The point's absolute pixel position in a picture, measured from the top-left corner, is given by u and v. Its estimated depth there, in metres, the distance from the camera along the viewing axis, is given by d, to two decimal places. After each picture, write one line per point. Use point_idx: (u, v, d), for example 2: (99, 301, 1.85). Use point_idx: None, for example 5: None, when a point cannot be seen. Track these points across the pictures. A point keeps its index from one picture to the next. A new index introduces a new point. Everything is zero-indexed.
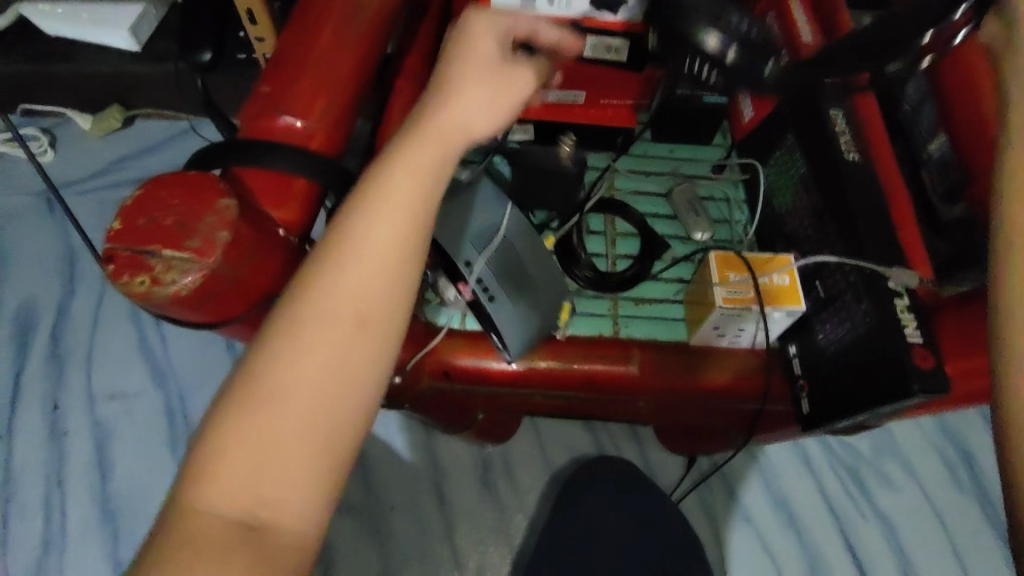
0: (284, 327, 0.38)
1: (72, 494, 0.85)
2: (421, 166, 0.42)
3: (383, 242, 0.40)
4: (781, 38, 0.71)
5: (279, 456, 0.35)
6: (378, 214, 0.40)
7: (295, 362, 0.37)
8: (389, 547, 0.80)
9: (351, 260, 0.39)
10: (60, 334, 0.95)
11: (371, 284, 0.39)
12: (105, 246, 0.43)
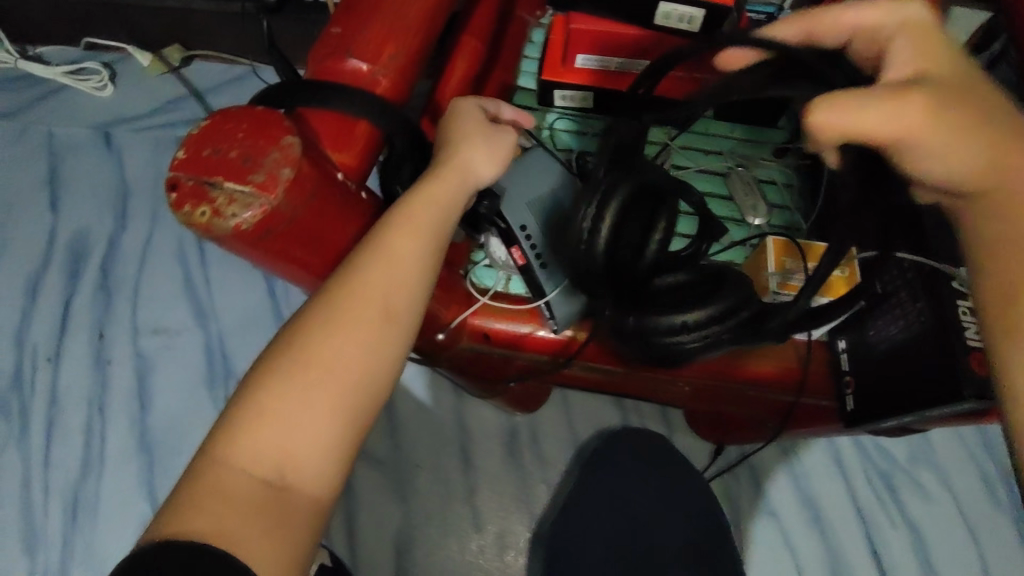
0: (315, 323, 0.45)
1: (113, 422, 0.88)
2: (446, 197, 0.49)
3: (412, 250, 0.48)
4: None
5: (307, 423, 0.42)
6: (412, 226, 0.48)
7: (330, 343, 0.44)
8: (413, 503, 0.82)
9: (380, 270, 0.46)
10: (110, 266, 0.98)
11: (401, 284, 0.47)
12: (171, 174, 0.43)
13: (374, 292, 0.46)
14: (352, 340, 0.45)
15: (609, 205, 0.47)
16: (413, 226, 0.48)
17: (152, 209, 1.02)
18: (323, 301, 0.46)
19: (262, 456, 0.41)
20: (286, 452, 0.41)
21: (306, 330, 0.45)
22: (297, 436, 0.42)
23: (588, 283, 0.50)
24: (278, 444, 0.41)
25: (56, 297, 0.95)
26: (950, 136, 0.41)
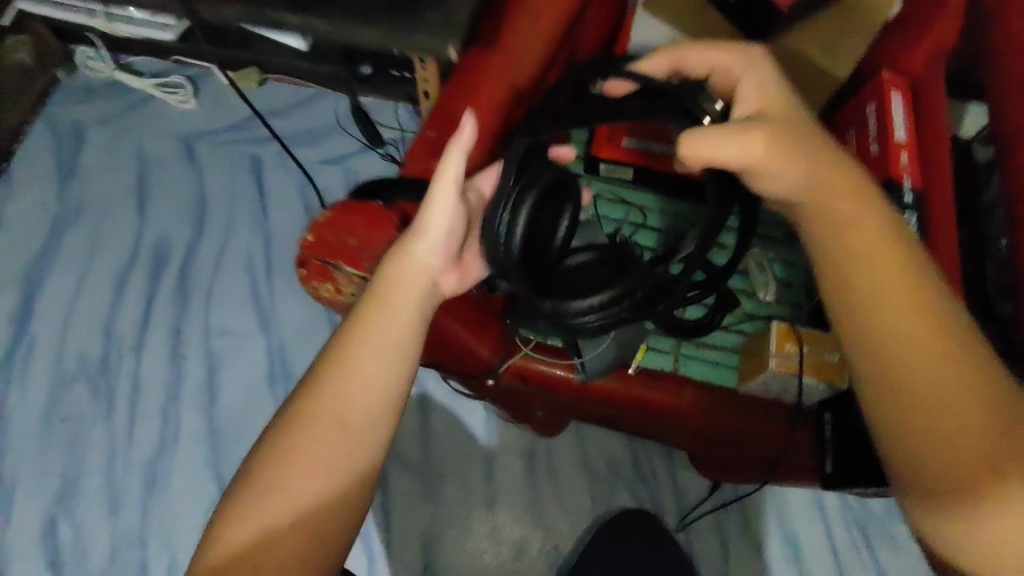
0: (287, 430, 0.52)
1: (184, 411, 1.00)
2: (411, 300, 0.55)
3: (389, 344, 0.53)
4: (874, 130, 0.74)
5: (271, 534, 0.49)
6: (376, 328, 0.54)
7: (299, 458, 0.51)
8: (441, 508, 0.93)
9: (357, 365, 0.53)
10: (188, 270, 1.10)
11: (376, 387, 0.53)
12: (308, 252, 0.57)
13: (350, 393, 0.52)
14: (330, 440, 0.51)
15: (518, 203, 0.54)
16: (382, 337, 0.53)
17: (224, 221, 1.14)
18: (309, 400, 0.52)
19: (269, 570, 0.48)
20: (287, 558, 0.49)
21: (288, 434, 0.52)
22: (291, 541, 0.49)
23: (506, 264, 0.55)
24: (276, 552, 0.49)
25: (139, 295, 1.08)
26: (841, 250, 0.54)
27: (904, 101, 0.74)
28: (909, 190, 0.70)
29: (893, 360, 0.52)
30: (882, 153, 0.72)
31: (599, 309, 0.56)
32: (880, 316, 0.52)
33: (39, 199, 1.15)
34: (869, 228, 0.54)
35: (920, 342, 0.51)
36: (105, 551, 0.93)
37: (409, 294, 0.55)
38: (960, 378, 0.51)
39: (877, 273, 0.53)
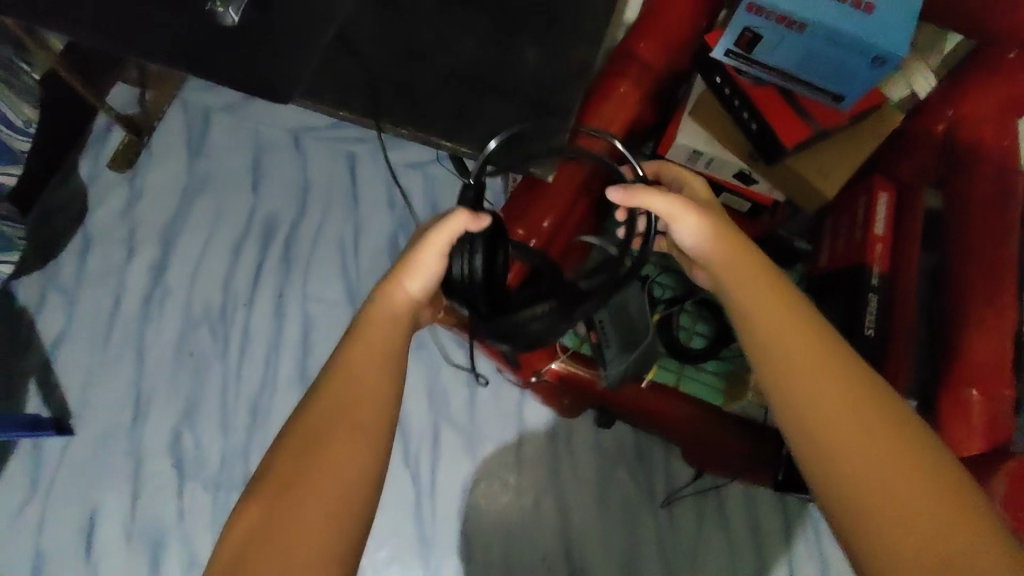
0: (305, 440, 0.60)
1: (284, 359, 1.26)
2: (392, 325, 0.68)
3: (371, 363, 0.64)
4: (861, 221, 0.92)
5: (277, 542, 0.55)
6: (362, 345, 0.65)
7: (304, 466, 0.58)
8: (479, 463, 1.19)
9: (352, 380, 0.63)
10: (291, 245, 1.34)
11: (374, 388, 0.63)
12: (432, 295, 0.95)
13: (372, 344, 0.65)
14: (361, 380, 0.63)
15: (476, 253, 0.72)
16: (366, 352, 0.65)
17: (322, 207, 1.37)
18: (342, 350, 0.65)
19: (312, 503, 0.56)
20: (324, 495, 0.56)
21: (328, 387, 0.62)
22: (334, 473, 0.58)
23: (469, 298, 0.75)
24: (322, 480, 0.57)
25: (251, 262, 1.32)
26: (776, 352, 0.61)
27: (890, 201, 0.92)
28: (877, 275, 0.89)
29: (828, 430, 0.56)
30: (862, 242, 0.90)
31: (545, 312, 0.77)
32: (796, 379, 0.59)
33: (172, 171, 1.39)
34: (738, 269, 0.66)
35: (839, 414, 0.57)
36: (220, 461, 1.20)
37: (404, 297, 0.70)
38: (888, 448, 0.55)
39: (804, 357, 0.60)
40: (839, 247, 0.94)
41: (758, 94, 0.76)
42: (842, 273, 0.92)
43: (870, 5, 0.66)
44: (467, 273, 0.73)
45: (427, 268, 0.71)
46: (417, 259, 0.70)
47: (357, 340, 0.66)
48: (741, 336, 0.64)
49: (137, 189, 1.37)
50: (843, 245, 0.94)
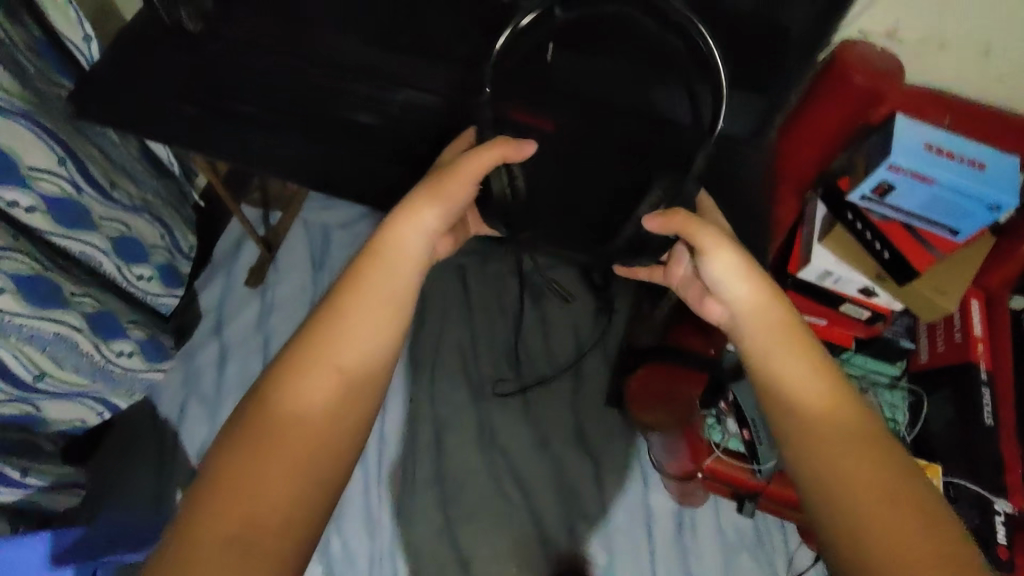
0: (277, 393, 0.54)
1: (419, 464, 1.27)
2: (416, 260, 0.63)
3: (380, 319, 0.59)
4: (958, 323, 1.07)
5: (246, 517, 0.49)
6: (374, 282, 0.60)
7: (281, 437, 0.53)
8: (615, 557, 1.23)
9: (349, 342, 0.57)
10: (414, 349, 1.36)
11: (376, 352, 0.58)
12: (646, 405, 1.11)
13: (381, 293, 0.60)
14: (365, 332, 0.58)
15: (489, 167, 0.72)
16: (386, 290, 0.60)
17: (438, 310, 1.39)
18: (353, 293, 0.59)
19: (297, 424, 0.53)
20: (317, 415, 0.54)
21: (337, 321, 0.58)
22: (330, 397, 0.55)
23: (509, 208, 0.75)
24: (322, 414, 0.54)
25: None
26: (804, 403, 0.58)
27: (979, 306, 1.07)
28: (983, 371, 1.04)
29: (879, 495, 0.53)
30: (963, 341, 1.05)
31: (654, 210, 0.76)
32: (836, 481, 0.54)
33: (295, 283, 1.47)
34: (767, 303, 0.63)
35: (879, 473, 0.54)
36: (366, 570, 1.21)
37: (418, 227, 0.64)
38: (923, 496, 0.53)
39: (835, 411, 0.57)
40: (941, 345, 1.09)
41: (887, 228, 0.93)
42: (948, 371, 1.06)
43: (983, 164, 0.85)
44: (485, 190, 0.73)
45: (449, 196, 0.64)
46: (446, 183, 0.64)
47: (364, 287, 0.60)
48: (768, 394, 0.60)
49: (269, 303, 1.45)
50: (944, 343, 1.09)
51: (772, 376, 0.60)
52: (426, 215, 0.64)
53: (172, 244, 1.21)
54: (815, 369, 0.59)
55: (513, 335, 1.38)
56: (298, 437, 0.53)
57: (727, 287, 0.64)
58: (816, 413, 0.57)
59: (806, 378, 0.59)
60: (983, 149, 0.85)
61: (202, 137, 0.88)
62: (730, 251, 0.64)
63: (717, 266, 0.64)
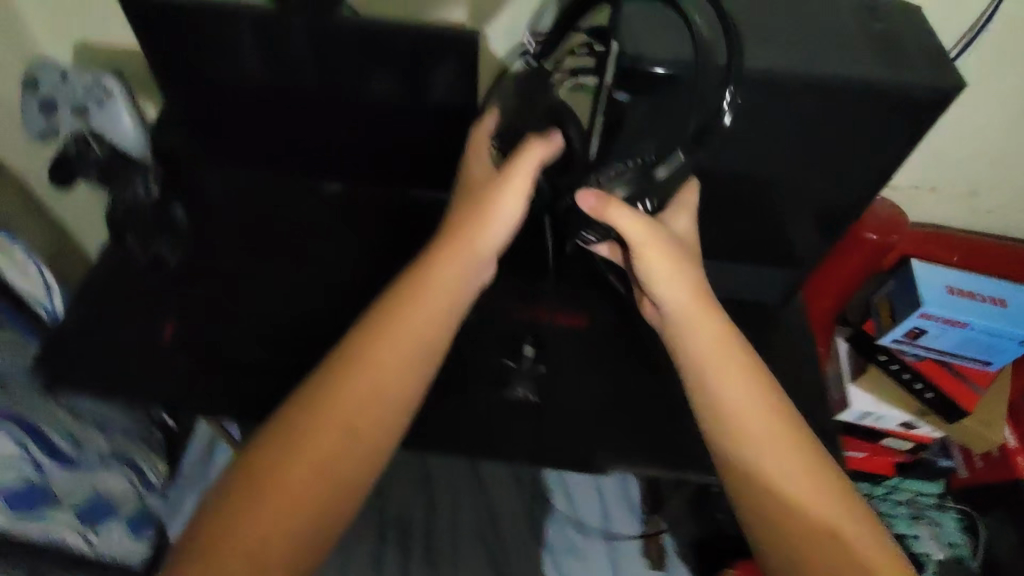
0: (266, 462, 0.50)
1: None
2: (448, 305, 0.58)
3: (397, 376, 0.54)
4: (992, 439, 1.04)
5: None
6: (395, 334, 0.56)
7: (258, 508, 0.48)
8: None
9: (366, 389, 0.53)
10: (431, 546, 1.21)
11: (387, 417, 0.53)
12: None
13: (403, 342, 0.56)
14: (382, 378, 0.54)
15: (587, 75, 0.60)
16: (407, 339, 0.56)
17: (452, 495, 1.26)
18: (378, 331, 0.56)
19: (292, 484, 0.49)
20: (312, 475, 0.49)
21: (346, 369, 0.54)
22: (325, 459, 0.50)
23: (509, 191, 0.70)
24: (317, 475, 0.50)
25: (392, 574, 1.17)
26: (773, 462, 0.53)
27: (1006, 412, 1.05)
28: None
29: (817, 527, 0.51)
30: (1004, 458, 1.02)
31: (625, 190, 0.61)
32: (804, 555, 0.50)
33: None
34: (729, 351, 0.57)
35: (822, 509, 0.52)
36: None
37: (472, 254, 0.61)
38: (868, 529, 0.51)
39: (782, 435, 0.54)
40: (980, 462, 1.07)
41: (924, 367, 0.92)
42: (996, 489, 1.05)
43: (1005, 300, 0.86)
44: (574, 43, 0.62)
45: (483, 261, 0.61)
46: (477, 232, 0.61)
47: (388, 334, 0.56)
48: (736, 454, 0.54)
49: None
50: (983, 460, 1.06)
51: (731, 429, 0.55)
52: (467, 268, 0.60)
53: (141, 485, 0.99)
54: (788, 430, 0.55)
55: (536, 509, 1.26)
56: (276, 513, 0.48)
57: (679, 318, 0.59)
58: (781, 473, 0.53)
59: (766, 434, 0.54)
60: (1002, 285, 0.87)
61: (204, 390, 0.76)
62: (688, 279, 0.59)
63: (668, 296, 0.59)
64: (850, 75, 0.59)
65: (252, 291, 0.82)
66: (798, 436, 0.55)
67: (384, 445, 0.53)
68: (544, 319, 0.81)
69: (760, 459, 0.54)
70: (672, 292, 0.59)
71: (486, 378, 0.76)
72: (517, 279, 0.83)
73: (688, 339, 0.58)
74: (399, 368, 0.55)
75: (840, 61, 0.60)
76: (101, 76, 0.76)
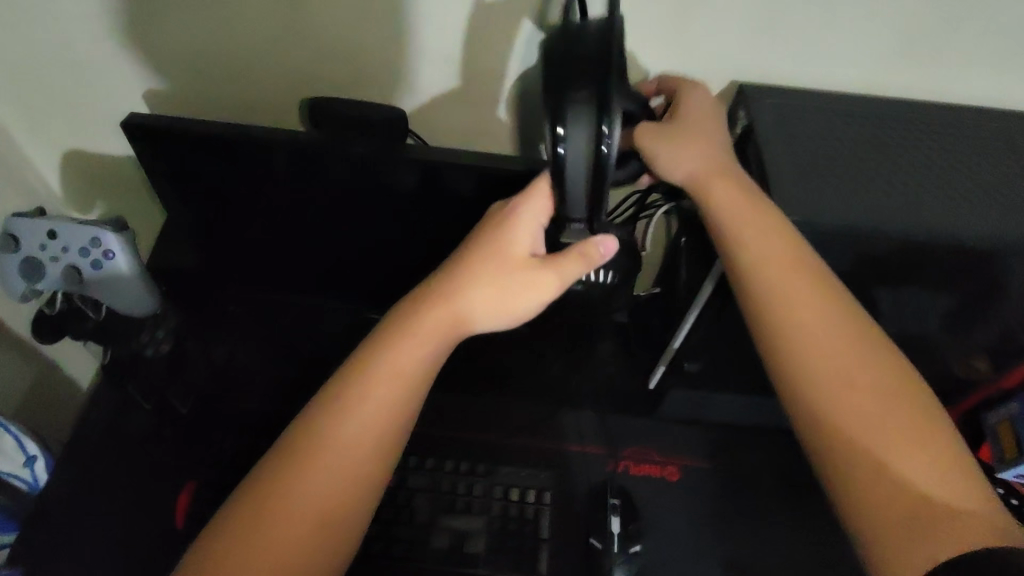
0: (254, 493, 0.47)
1: None
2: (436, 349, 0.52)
3: (377, 407, 0.50)
4: None
5: None
6: (379, 372, 0.50)
7: (250, 540, 0.45)
8: None
9: (349, 423, 0.49)
10: None
11: (368, 446, 0.49)
12: None
13: (388, 376, 0.50)
14: (364, 414, 0.49)
15: (570, 86, 0.45)
16: (389, 373, 0.50)
17: None
18: (362, 374, 0.50)
19: (282, 526, 0.46)
20: (302, 517, 0.46)
21: (316, 428, 0.49)
22: (310, 492, 0.47)
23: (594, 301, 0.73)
24: (306, 512, 0.46)
25: None
26: (820, 348, 0.50)
27: None
28: None
29: (906, 512, 0.45)
30: None
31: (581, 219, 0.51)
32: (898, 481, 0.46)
33: None
34: (790, 261, 0.50)
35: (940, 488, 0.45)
36: None
37: (479, 298, 0.53)
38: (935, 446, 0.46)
39: (855, 375, 0.49)
40: None
41: None
42: None
43: None
44: (590, 43, 0.46)
45: (525, 296, 0.53)
46: (488, 249, 0.53)
47: (374, 371, 0.51)
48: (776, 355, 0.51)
49: None
50: None
51: (791, 338, 0.51)
52: (495, 289, 0.53)
53: None
54: (838, 330, 0.50)
55: None
56: (263, 545, 0.45)
57: (698, 190, 0.54)
58: (828, 379, 0.49)
59: (831, 330, 0.50)
60: None
61: None
62: (716, 172, 0.54)
63: (680, 167, 0.54)
64: (990, 243, 0.50)
65: (255, 441, 0.68)
66: (863, 337, 0.50)
67: (362, 484, 0.48)
68: (629, 474, 0.69)
69: (809, 373, 0.49)
70: (694, 178, 0.54)
71: (572, 567, 0.64)
72: (580, 428, 0.72)
73: (718, 218, 0.53)
74: (380, 400, 0.50)
75: (951, 220, 0.51)
76: (100, 234, 0.52)
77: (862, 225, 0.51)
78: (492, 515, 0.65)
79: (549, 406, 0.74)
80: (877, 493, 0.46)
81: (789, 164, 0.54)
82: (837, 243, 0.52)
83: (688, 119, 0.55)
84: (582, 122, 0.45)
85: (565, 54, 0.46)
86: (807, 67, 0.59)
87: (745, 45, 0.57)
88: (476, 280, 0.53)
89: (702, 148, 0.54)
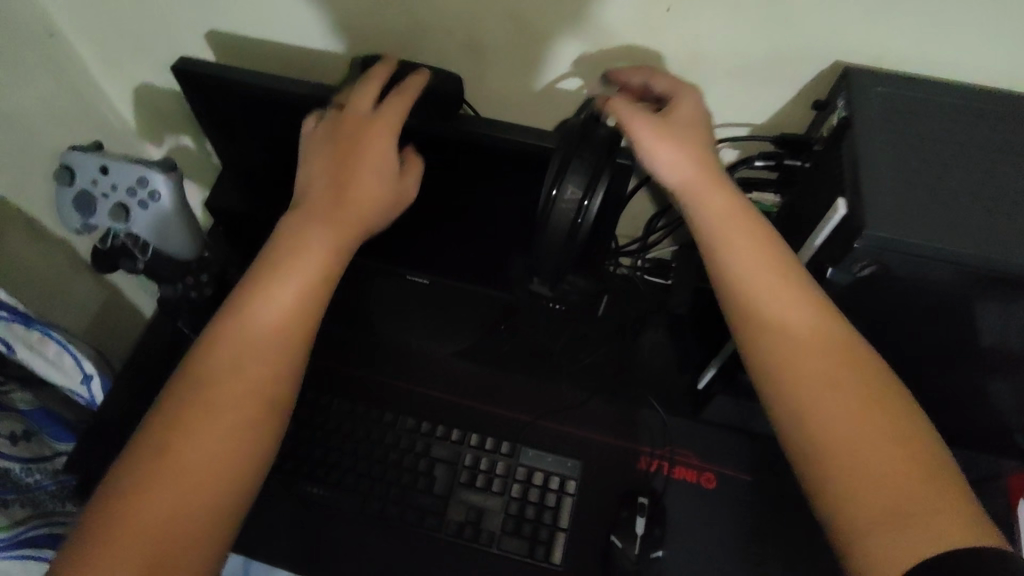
0: (192, 375, 0.45)
1: None
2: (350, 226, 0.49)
3: (294, 282, 0.47)
4: None
5: (178, 492, 0.40)
6: (296, 248, 0.48)
7: (192, 425, 0.43)
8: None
9: (266, 297, 0.46)
10: None
11: (280, 316, 0.46)
12: None
13: (305, 248, 0.48)
14: (285, 289, 0.46)
15: (575, 156, 0.49)
16: (306, 250, 0.48)
17: None
18: (277, 259, 0.47)
19: (200, 408, 0.43)
20: (229, 395, 0.44)
21: (235, 311, 0.46)
22: (237, 360, 0.45)
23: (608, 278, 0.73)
24: (225, 381, 0.44)
25: None
26: (795, 337, 0.45)
27: None
28: None
29: (884, 515, 0.39)
30: None
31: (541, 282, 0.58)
32: (881, 483, 0.40)
33: None
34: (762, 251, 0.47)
35: (923, 481, 0.39)
36: None
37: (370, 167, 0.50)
38: (913, 458, 0.40)
39: (833, 372, 0.43)
40: None
41: None
42: None
43: None
44: (603, 132, 0.50)
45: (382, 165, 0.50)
46: (365, 141, 0.50)
47: (292, 250, 0.48)
48: (751, 348, 0.46)
49: None
50: None
51: (760, 328, 0.46)
52: (376, 165, 0.50)
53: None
54: (812, 317, 0.45)
55: None
56: (201, 426, 0.43)
57: (689, 183, 0.49)
58: (794, 371, 0.44)
59: (812, 325, 0.45)
60: None
61: None
62: (697, 152, 0.50)
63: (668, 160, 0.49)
64: None
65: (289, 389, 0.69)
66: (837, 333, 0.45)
67: (266, 345, 0.45)
68: (662, 475, 0.66)
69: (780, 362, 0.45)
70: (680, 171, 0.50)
71: (591, 560, 0.62)
72: (613, 418, 0.69)
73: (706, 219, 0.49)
74: (295, 274, 0.47)
75: None
76: (146, 173, 0.54)
77: (963, 248, 0.43)
78: (511, 497, 0.64)
79: (584, 393, 0.71)
80: (855, 493, 0.40)
81: (890, 167, 0.47)
82: (931, 269, 0.43)
83: (680, 122, 0.51)
84: (574, 184, 0.49)
85: (581, 130, 0.51)
86: (925, 54, 0.51)
87: (851, 28, 0.49)
88: (370, 161, 0.50)
89: (700, 143, 0.51)
